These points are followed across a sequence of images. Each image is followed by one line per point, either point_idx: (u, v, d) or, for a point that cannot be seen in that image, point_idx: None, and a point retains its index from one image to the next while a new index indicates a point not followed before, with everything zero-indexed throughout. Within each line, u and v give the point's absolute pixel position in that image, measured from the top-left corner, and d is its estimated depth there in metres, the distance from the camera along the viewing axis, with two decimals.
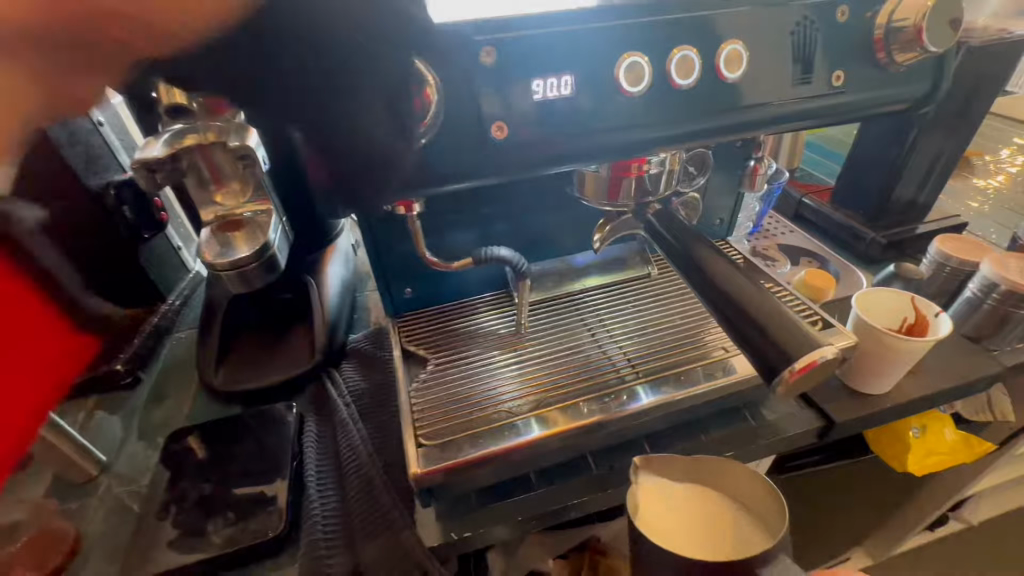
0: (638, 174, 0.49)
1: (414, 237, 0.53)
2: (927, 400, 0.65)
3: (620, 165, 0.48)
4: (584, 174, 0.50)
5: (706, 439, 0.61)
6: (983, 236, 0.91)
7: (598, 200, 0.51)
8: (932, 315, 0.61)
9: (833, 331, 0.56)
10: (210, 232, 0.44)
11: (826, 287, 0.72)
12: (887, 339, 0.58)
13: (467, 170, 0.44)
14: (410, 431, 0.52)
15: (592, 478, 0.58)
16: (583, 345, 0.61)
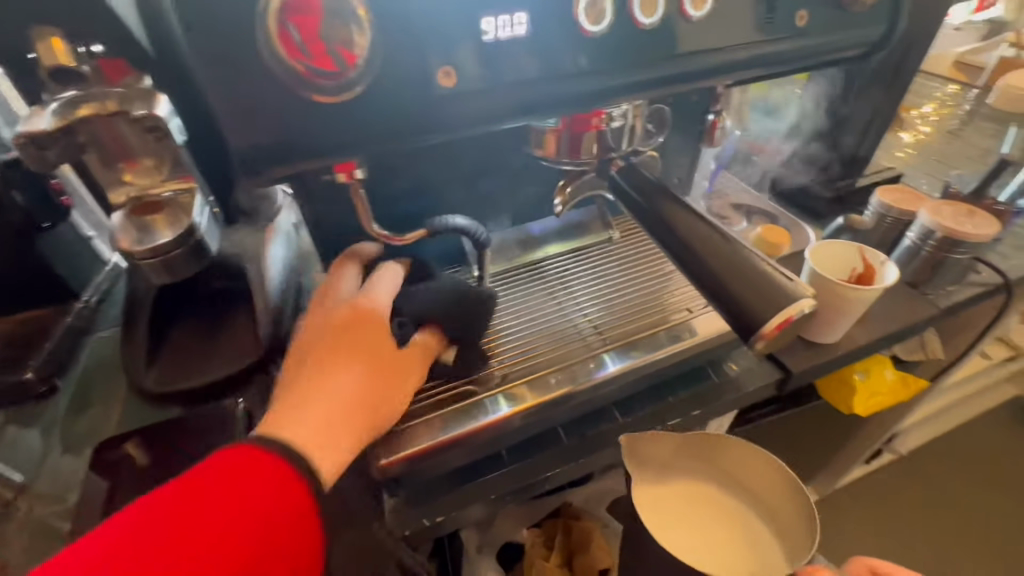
0: (598, 127, 0.46)
1: (357, 206, 0.47)
2: (874, 346, 0.68)
3: (573, 117, 0.45)
4: (542, 132, 0.47)
5: (673, 400, 0.61)
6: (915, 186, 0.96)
7: (552, 155, 0.48)
8: (879, 263, 0.62)
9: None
10: (125, 217, 0.48)
11: (781, 242, 0.74)
12: (839, 289, 0.60)
13: (416, 127, 0.39)
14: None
15: (563, 450, 0.57)
16: (548, 316, 0.59)
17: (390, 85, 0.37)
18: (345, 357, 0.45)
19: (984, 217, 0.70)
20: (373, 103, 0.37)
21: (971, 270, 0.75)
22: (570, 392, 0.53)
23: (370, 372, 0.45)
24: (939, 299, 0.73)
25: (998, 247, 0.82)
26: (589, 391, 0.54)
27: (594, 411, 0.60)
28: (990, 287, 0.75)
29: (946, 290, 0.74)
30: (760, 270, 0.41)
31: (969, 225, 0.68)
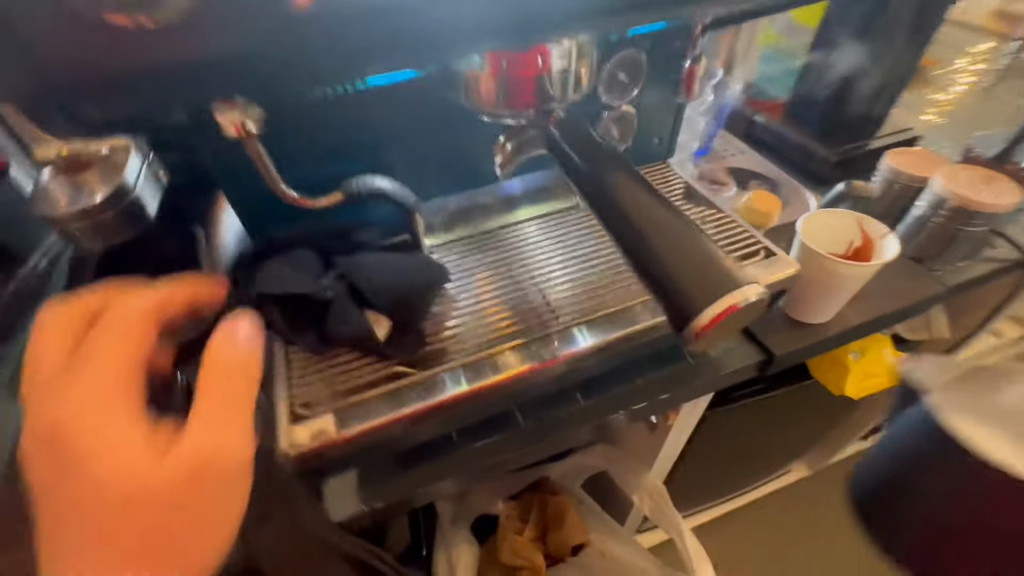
0: (538, 72, 0.40)
1: (261, 162, 0.41)
2: (868, 327, 0.62)
3: (510, 57, 0.38)
4: (471, 76, 0.40)
5: (643, 382, 0.56)
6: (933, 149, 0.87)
7: (484, 102, 0.42)
8: (880, 237, 0.56)
9: (776, 264, 0.51)
10: (55, 171, 0.41)
11: (771, 212, 0.66)
12: (829, 267, 0.54)
13: (286, 60, 0.31)
14: (277, 407, 0.45)
15: (518, 432, 0.53)
16: (497, 289, 0.54)
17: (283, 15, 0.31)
18: (78, 417, 0.32)
19: (1002, 182, 0.62)
20: (207, 24, 0.28)
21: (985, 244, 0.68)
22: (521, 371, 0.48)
23: (132, 428, 0.32)
24: (946, 276, 0.67)
25: None
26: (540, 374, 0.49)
27: (552, 392, 0.55)
28: (1003, 261, 0.69)
29: (954, 265, 0.67)
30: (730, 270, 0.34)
31: (985, 192, 0.60)
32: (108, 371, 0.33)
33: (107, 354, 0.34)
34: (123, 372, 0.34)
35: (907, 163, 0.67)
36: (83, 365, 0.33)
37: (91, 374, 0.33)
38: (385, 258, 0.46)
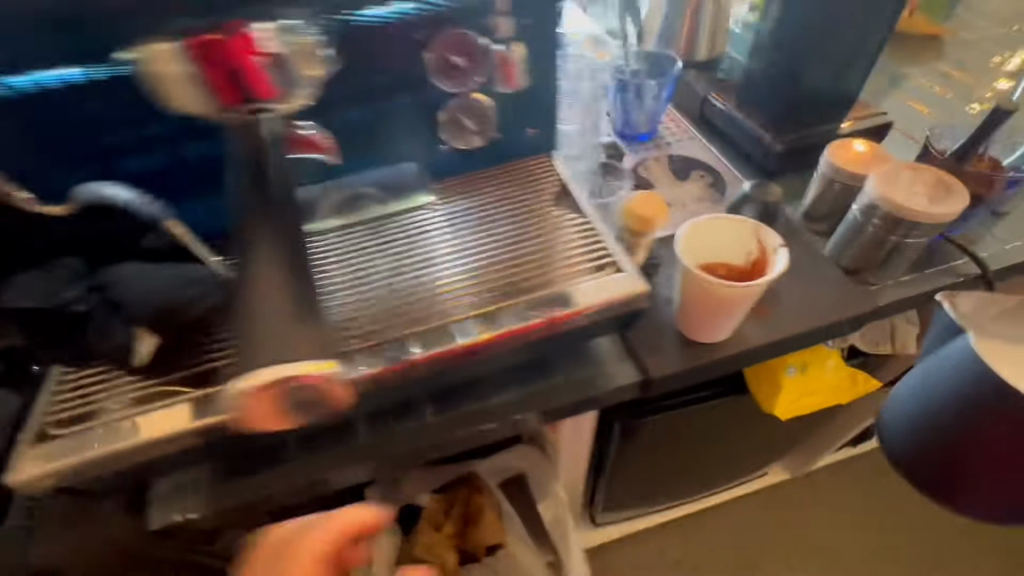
0: (250, 55, 0.31)
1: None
2: (774, 348, 0.55)
3: (216, 41, 0.30)
4: (155, 50, 0.30)
5: (497, 399, 0.53)
6: (914, 137, 0.76)
7: (210, 114, 0.32)
8: (774, 249, 0.50)
9: (624, 281, 0.46)
10: None
11: (657, 218, 0.50)
12: (705, 284, 0.48)
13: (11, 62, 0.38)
14: (38, 413, 0.42)
15: (356, 446, 0.51)
16: (316, 307, 0.44)
17: (55, 27, 0.37)
18: None
19: (955, 183, 0.51)
20: None
21: (929, 258, 0.60)
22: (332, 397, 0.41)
23: None
24: (885, 291, 0.57)
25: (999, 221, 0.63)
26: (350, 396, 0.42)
27: (399, 405, 0.52)
28: (963, 275, 0.58)
29: (896, 278, 0.58)
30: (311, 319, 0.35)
31: (926, 197, 0.51)
32: None
33: None
34: None
35: (847, 161, 0.58)
36: None
37: None
38: (147, 269, 0.44)
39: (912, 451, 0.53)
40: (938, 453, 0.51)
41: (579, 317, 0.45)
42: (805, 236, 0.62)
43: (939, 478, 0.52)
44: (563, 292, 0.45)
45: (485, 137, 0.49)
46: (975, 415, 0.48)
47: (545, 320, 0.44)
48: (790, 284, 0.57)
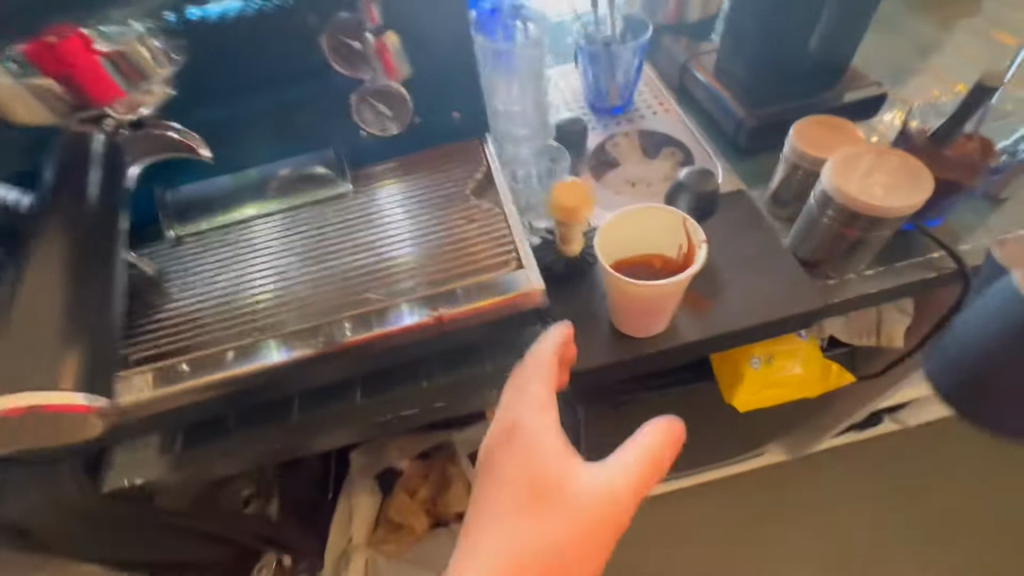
0: (86, 58, 0.38)
1: None
2: (716, 342, 0.52)
3: (47, 48, 0.37)
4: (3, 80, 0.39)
5: (426, 385, 0.53)
6: (925, 104, 0.67)
7: (72, 117, 0.40)
8: (699, 245, 0.47)
9: (518, 281, 0.45)
10: None
11: (579, 208, 0.47)
12: (620, 283, 0.46)
13: None
14: None
15: (290, 425, 0.53)
16: (240, 289, 0.47)
17: None
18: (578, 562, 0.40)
19: (919, 170, 0.47)
20: None
21: (896, 247, 0.55)
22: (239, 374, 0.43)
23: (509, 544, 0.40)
24: (846, 284, 0.53)
25: (994, 209, 0.56)
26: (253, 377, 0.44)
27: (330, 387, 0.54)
28: (938, 270, 0.53)
29: (859, 272, 0.54)
30: (71, 348, 0.37)
31: (884, 186, 0.46)
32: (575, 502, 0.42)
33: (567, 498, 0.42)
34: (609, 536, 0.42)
35: (812, 142, 0.53)
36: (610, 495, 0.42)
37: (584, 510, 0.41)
38: None
39: (955, 381, 0.52)
40: (968, 378, 0.51)
41: (468, 317, 0.45)
42: (767, 223, 0.57)
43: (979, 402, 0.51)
44: (460, 287, 0.46)
45: (404, 122, 0.47)
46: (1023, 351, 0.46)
47: (432, 317, 0.45)
48: (740, 277, 0.54)
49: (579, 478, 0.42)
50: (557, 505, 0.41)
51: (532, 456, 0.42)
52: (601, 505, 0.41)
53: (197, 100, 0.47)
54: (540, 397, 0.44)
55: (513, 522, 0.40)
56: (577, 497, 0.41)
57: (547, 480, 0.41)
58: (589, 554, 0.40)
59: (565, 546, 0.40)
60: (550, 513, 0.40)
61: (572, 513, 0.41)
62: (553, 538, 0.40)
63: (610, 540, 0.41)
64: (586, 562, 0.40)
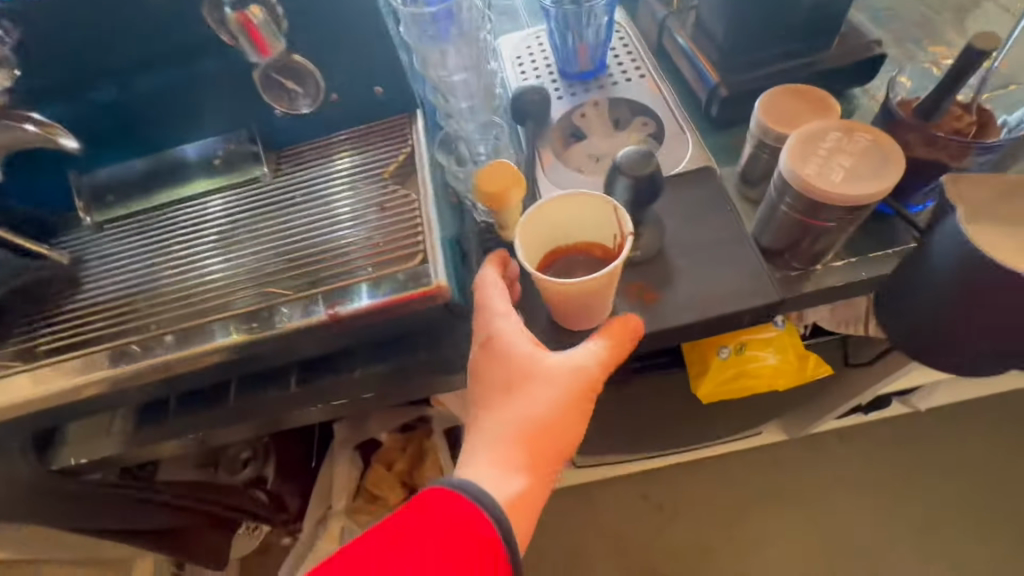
0: None
1: None
2: (661, 336, 0.49)
3: None
4: None
5: (358, 374, 0.52)
6: (943, 60, 0.58)
7: None
8: (629, 234, 0.44)
9: (425, 274, 0.43)
10: None
11: (506, 191, 0.43)
12: (545, 284, 0.43)
13: None
14: None
15: (223, 411, 0.53)
16: (159, 273, 0.46)
17: None
18: (562, 428, 0.42)
19: (893, 151, 0.42)
20: None
21: (869, 242, 0.50)
22: (138, 369, 0.42)
23: (499, 427, 0.42)
24: (813, 276, 0.49)
25: None
26: (154, 375, 0.43)
27: (265, 372, 0.53)
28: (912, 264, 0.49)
29: (826, 262, 0.50)
30: None
31: (846, 171, 0.41)
32: (544, 373, 0.43)
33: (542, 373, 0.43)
34: (588, 398, 0.44)
35: (778, 117, 0.48)
36: (582, 369, 0.43)
37: (560, 385, 0.42)
38: None
39: (907, 334, 0.47)
40: (935, 338, 0.45)
41: (366, 314, 0.43)
42: (733, 206, 0.52)
43: (934, 354, 0.46)
44: (361, 281, 0.44)
45: (315, 99, 0.46)
46: (975, 298, 0.41)
47: (325, 316, 0.43)
48: (694, 266, 0.49)
49: (548, 359, 0.43)
50: (536, 387, 0.42)
51: (502, 355, 0.43)
52: (573, 375, 0.43)
53: (86, 80, 0.44)
54: (502, 304, 0.45)
55: (499, 410, 0.42)
56: (551, 372, 0.43)
57: (521, 373, 0.42)
58: (575, 418, 0.43)
59: (556, 417, 0.42)
60: (532, 396, 0.42)
61: (551, 387, 0.42)
62: (543, 413, 0.42)
63: (591, 401, 0.44)
64: (575, 424, 0.43)
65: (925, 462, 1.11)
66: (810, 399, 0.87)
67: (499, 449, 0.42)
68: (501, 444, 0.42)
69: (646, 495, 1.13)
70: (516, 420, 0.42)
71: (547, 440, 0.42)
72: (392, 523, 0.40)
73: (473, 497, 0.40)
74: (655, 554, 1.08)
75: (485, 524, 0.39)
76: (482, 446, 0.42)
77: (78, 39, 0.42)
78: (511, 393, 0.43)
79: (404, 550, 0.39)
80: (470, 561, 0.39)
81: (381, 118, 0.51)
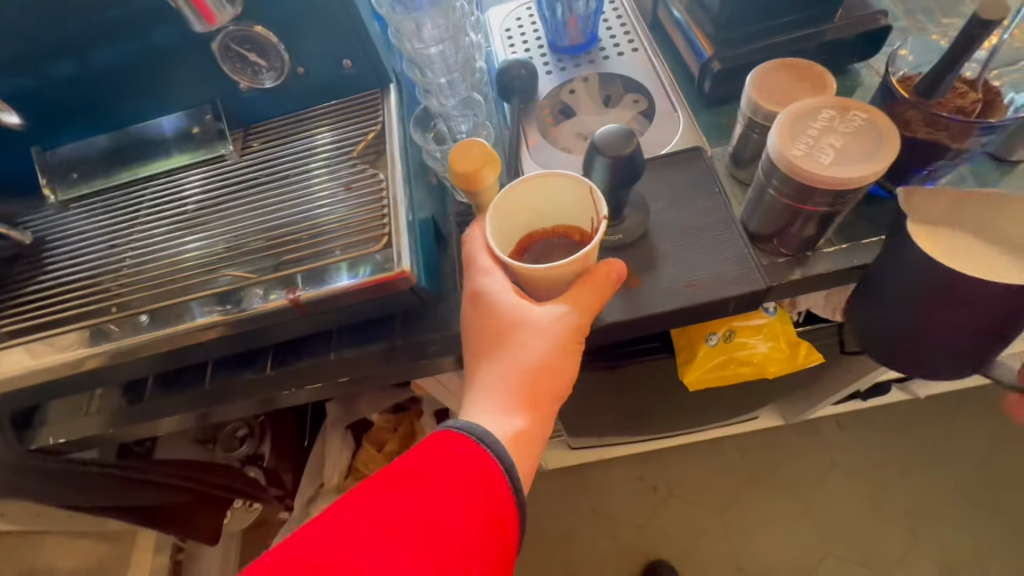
0: None
1: None
2: (642, 324, 0.47)
3: None
4: None
5: (334, 358, 0.51)
6: (955, 32, 0.54)
7: None
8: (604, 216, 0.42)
9: (392, 258, 0.41)
10: None
11: (478, 172, 0.41)
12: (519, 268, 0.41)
13: None
14: None
15: (198, 393, 0.52)
16: (128, 252, 0.45)
17: None
18: (558, 371, 0.42)
19: (889, 129, 0.39)
20: None
21: (862, 228, 0.48)
22: (103, 351, 0.42)
23: (495, 376, 0.41)
24: (804, 261, 0.48)
25: (1003, 177, 0.48)
26: (119, 357, 0.43)
27: (241, 354, 0.52)
28: None
29: (816, 248, 0.48)
30: None
31: (837, 152, 0.39)
32: (535, 320, 0.42)
33: (533, 321, 0.42)
34: (581, 340, 0.43)
35: (767, 94, 0.46)
36: (576, 313, 0.42)
37: (553, 330, 0.41)
38: None
39: (874, 330, 0.45)
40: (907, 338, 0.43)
41: (334, 297, 0.42)
42: (722, 188, 0.50)
43: (893, 348, 0.45)
44: (324, 264, 0.42)
45: (279, 74, 0.46)
46: (932, 297, 0.39)
47: (288, 300, 0.42)
48: (677, 251, 0.48)
49: (535, 309, 0.42)
50: (528, 335, 0.41)
51: (490, 310, 0.42)
52: (563, 321, 0.42)
53: (38, 52, 0.42)
54: (488, 261, 0.44)
55: (492, 363, 0.42)
56: (539, 321, 0.42)
57: (509, 325, 0.42)
58: (568, 365, 0.42)
59: (550, 363, 0.41)
60: (524, 345, 0.41)
61: (542, 334, 0.41)
62: (535, 360, 0.41)
63: (582, 343, 0.43)
64: (570, 366, 0.42)
65: (922, 448, 1.10)
66: (804, 386, 0.86)
67: (497, 396, 0.41)
68: (497, 390, 0.41)
69: (641, 476, 1.13)
70: (509, 368, 0.41)
71: (543, 387, 0.41)
72: (395, 466, 0.39)
73: (478, 438, 0.39)
74: (647, 537, 1.08)
75: (487, 462, 0.38)
76: (479, 396, 0.41)
77: (20, 8, 0.39)
78: (503, 343, 0.42)
79: (408, 493, 0.38)
80: (471, 502, 0.37)
81: (352, 94, 0.49)
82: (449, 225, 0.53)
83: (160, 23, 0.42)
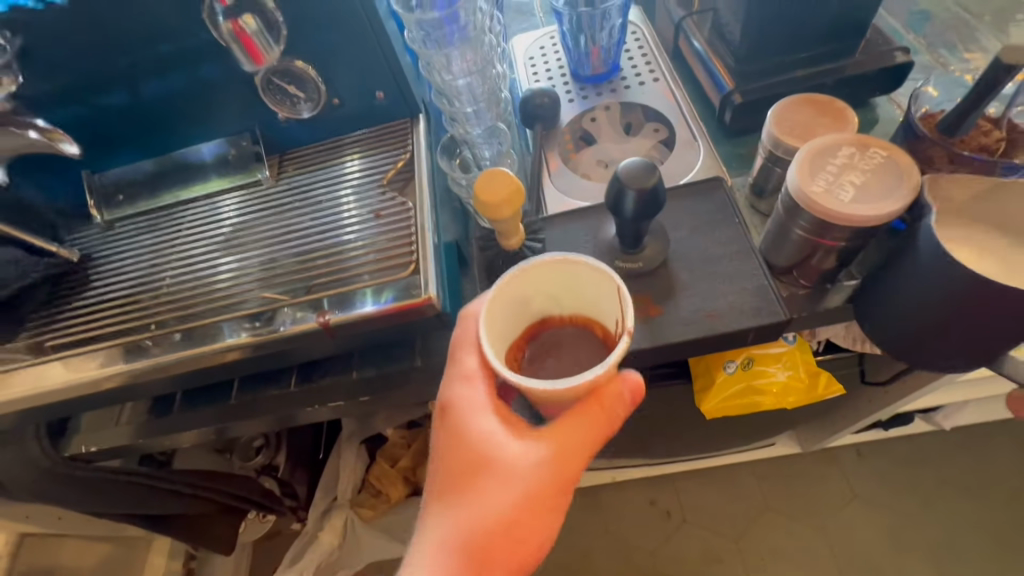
0: None
1: None
2: (660, 351, 0.47)
3: None
4: None
5: (355, 377, 0.52)
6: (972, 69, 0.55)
7: None
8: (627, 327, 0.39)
9: (418, 284, 0.43)
10: None
11: (497, 208, 0.43)
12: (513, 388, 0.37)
13: None
14: None
15: (225, 407, 0.54)
16: (167, 271, 0.47)
17: None
18: (520, 529, 0.38)
19: (909, 170, 0.40)
20: None
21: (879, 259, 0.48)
22: (138, 366, 0.44)
23: (449, 527, 0.38)
24: (822, 294, 0.48)
25: None
26: (153, 373, 0.44)
27: (267, 371, 0.54)
28: None
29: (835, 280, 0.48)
30: None
31: (857, 189, 0.40)
32: (510, 463, 0.38)
33: (507, 462, 0.38)
34: (557, 494, 0.39)
35: (788, 129, 0.47)
36: (553, 460, 0.38)
37: (526, 478, 0.38)
38: None
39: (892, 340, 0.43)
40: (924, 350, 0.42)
41: (361, 321, 0.43)
42: (743, 219, 0.50)
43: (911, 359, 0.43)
44: (351, 289, 0.44)
45: (316, 105, 0.48)
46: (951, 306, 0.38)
47: (317, 323, 0.43)
48: (695, 281, 0.48)
49: (512, 446, 0.39)
50: (497, 480, 0.38)
51: (465, 441, 0.39)
52: (540, 471, 0.38)
53: (93, 82, 0.45)
54: (472, 366, 0.40)
55: (453, 507, 0.38)
56: (514, 465, 0.38)
57: (482, 463, 0.38)
58: (540, 512, 0.39)
59: (516, 519, 0.38)
60: (490, 493, 0.38)
61: (514, 481, 0.38)
62: (499, 512, 0.38)
63: (559, 497, 0.39)
64: (538, 521, 0.39)
65: (945, 481, 1.07)
66: (821, 414, 0.85)
67: (445, 555, 0.37)
68: (446, 551, 0.37)
69: (653, 500, 1.11)
70: (466, 522, 0.38)
71: (502, 542, 0.38)
72: None
73: None
74: (660, 564, 1.06)
75: None
76: (426, 548, 0.38)
77: (83, 43, 0.42)
78: (467, 485, 0.38)
79: None
80: None
81: (384, 122, 0.51)
82: (470, 249, 0.54)
83: (210, 58, 0.45)
